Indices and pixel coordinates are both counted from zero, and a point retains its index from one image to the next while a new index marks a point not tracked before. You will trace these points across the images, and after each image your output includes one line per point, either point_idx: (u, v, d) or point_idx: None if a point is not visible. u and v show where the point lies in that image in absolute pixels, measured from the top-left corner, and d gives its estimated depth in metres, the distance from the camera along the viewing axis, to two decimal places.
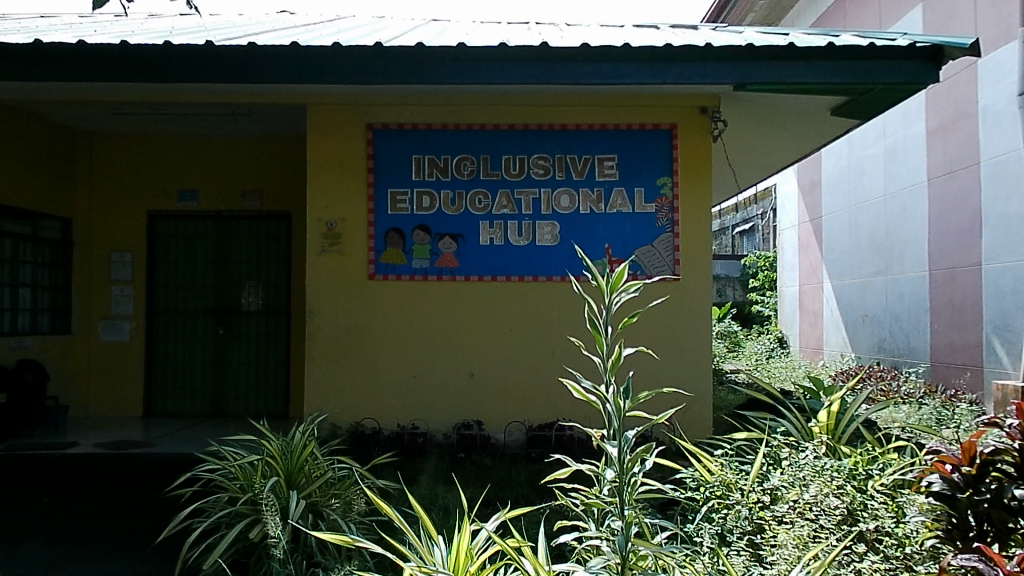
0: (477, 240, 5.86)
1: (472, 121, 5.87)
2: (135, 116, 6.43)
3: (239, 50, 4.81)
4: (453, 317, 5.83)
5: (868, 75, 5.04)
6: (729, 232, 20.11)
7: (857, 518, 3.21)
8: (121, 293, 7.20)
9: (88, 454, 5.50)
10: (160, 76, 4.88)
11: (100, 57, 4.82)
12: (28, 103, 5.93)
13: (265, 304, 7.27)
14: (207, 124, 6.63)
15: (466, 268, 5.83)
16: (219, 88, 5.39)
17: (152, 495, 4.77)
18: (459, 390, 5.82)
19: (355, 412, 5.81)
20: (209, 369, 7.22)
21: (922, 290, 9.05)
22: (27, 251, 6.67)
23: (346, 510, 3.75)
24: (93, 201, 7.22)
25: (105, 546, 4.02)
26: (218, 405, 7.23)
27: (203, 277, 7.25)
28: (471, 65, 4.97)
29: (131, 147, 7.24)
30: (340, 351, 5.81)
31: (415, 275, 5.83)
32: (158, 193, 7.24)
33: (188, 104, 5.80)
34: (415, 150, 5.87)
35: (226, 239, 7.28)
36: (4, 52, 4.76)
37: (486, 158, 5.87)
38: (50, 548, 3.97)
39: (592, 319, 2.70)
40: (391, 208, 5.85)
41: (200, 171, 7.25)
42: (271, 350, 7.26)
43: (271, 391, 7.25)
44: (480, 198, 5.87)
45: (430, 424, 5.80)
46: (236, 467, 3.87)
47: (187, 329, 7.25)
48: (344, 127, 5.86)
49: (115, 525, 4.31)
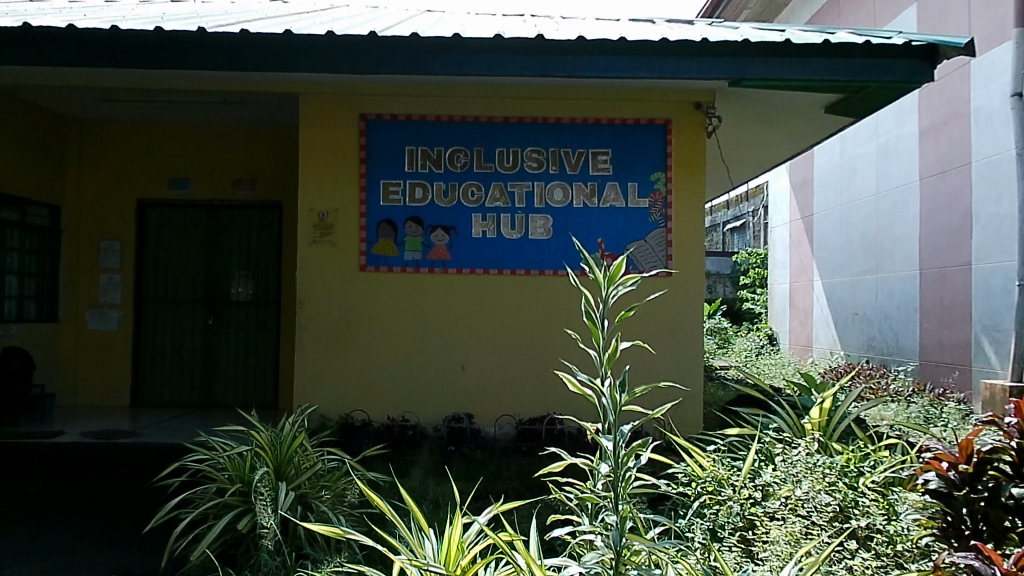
0: (470, 232, 5.82)
1: (467, 113, 5.83)
2: (125, 103, 6.36)
3: (231, 37, 4.74)
4: (446, 310, 5.80)
5: (865, 73, 5.03)
6: (721, 229, 20.17)
7: (848, 515, 3.21)
8: (109, 281, 7.13)
9: (75, 444, 5.44)
10: (152, 62, 4.81)
11: (91, 41, 4.75)
12: (15, 87, 5.83)
13: (255, 295, 7.22)
14: (198, 111, 6.56)
15: (458, 260, 5.80)
16: (210, 75, 5.33)
17: (141, 485, 4.73)
18: (449, 382, 5.80)
19: (344, 403, 5.77)
20: (198, 359, 7.17)
21: (911, 289, 9.09)
22: (15, 237, 6.58)
23: (336, 501, 3.72)
24: (82, 188, 7.14)
25: (94, 535, 3.98)
26: (207, 395, 7.18)
27: (193, 267, 7.19)
28: (466, 56, 4.93)
29: (122, 132, 7.15)
30: (331, 342, 5.77)
31: (408, 267, 5.79)
32: (149, 181, 7.15)
33: (181, 92, 5.74)
34: (409, 142, 5.82)
35: (217, 229, 7.23)
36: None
37: (480, 150, 5.83)
38: (36, 537, 3.93)
39: (588, 313, 2.64)
40: (383, 199, 5.81)
41: (191, 159, 7.18)
42: (261, 340, 7.21)
43: (260, 380, 7.20)
44: (473, 190, 5.83)
45: (420, 417, 5.77)
46: (225, 458, 3.80)
47: (176, 318, 7.20)
48: (338, 117, 5.80)
49: (104, 514, 4.26)
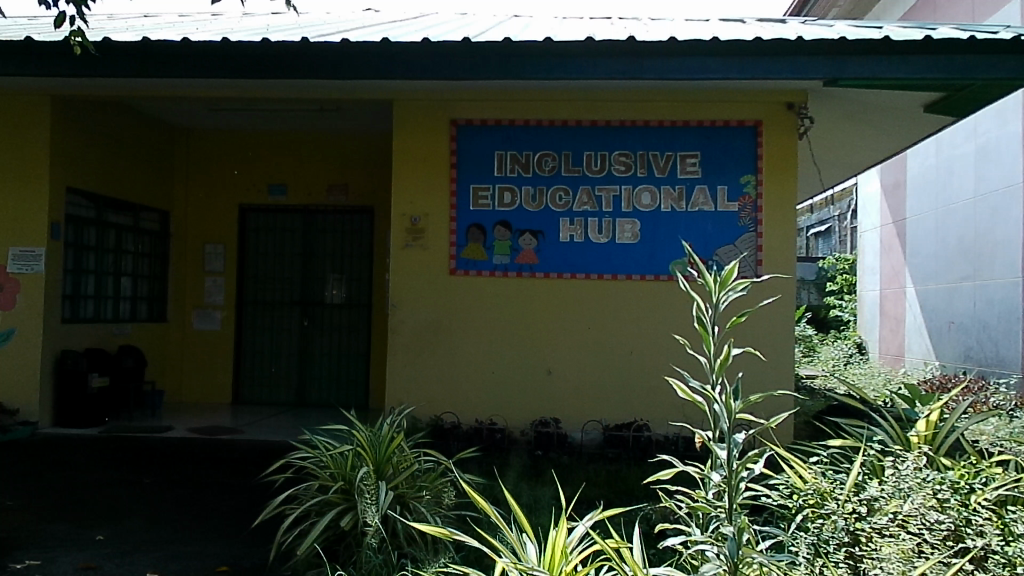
0: (558, 237, 5.82)
1: (556, 117, 5.84)
2: (227, 112, 6.61)
3: (333, 46, 4.88)
4: (535, 314, 5.82)
5: (970, 71, 4.82)
6: (805, 233, 19.67)
7: (962, 536, 3.09)
8: (213, 284, 7.41)
9: (183, 440, 5.68)
10: (258, 71, 4.99)
11: (203, 53, 4.96)
12: (128, 98, 6.12)
13: (348, 297, 7.38)
14: (294, 118, 6.77)
15: (546, 264, 5.82)
16: (310, 84, 5.49)
17: (246, 480, 4.90)
18: (537, 387, 5.81)
19: (435, 405, 5.85)
20: (294, 360, 7.39)
21: (1014, 297, 8.67)
22: (130, 241, 6.94)
23: (434, 503, 3.78)
24: (188, 194, 7.45)
25: (205, 527, 4.15)
26: (302, 395, 7.39)
27: (290, 270, 7.41)
28: (558, 61, 4.95)
29: (223, 140, 7.43)
30: (422, 344, 5.86)
31: (496, 271, 5.83)
32: (249, 187, 7.41)
33: (280, 101, 5.94)
34: (498, 146, 5.87)
35: (312, 233, 7.42)
36: (113, 50, 4.94)
37: (568, 154, 5.84)
38: (153, 527, 4.12)
39: (699, 318, 2.60)
40: (473, 204, 5.87)
41: (287, 165, 7.40)
42: (352, 342, 7.37)
43: (352, 382, 7.36)
44: (560, 195, 5.84)
45: (508, 421, 5.81)
46: (328, 456, 3.89)
47: (273, 320, 7.43)
48: (431, 122, 5.89)
49: (213, 508, 4.43)
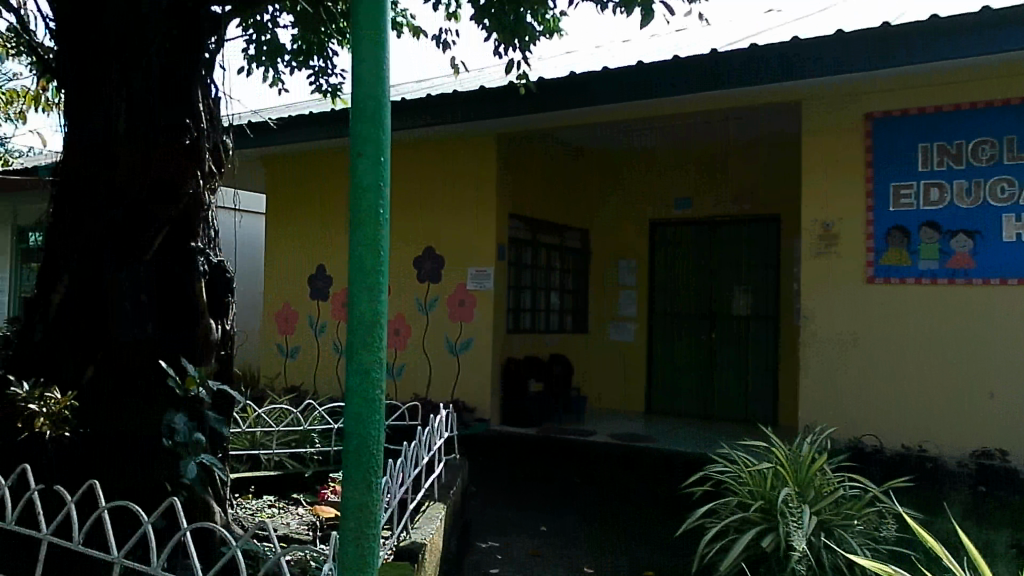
0: (1000, 236, 5.07)
1: (993, 97, 5.12)
2: (640, 132, 7.05)
3: (744, 52, 5.17)
4: (973, 328, 5.17)
5: None
6: None
7: None
8: (626, 297, 7.93)
9: (606, 445, 6.14)
10: (672, 86, 5.49)
11: (625, 75, 5.62)
12: (554, 130, 6.87)
13: (755, 309, 7.33)
14: (701, 132, 6.95)
15: (985, 268, 5.13)
16: (717, 95, 5.61)
17: (665, 494, 5.15)
18: (980, 412, 5.13)
19: (856, 425, 5.52)
20: (703, 372, 7.54)
21: None
22: (557, 258, 7.77)
23: (861, 535, 3.61)
24: (604, 213, 8.09)
25: (630, 534, 4.46)
26: (711, 409, 7.51)
27: (697, 282, 7.60)
28: (990, 32, 4.53)
29: (634, 159, 7.90)
30: (840, 354, 5.59)
31: (924, 277, 5.30)
32: (658, 202, 7.77)
33: (690, 115, 6.17)
34: (921, 139, 5.33)
35: (718, 244, 7.53)
36: (554, 86, 5.87)
37: (1011, 139, 5.06)
38: (584, 528, 4.56)
39: None
40: (892, 204, 5.42)
41: (691, 177, 7.60)
42: (761, 355, 7.28)
43: (760, 398, 7.27)
44: (1002, 186, 5.08)
45: (941, 447, 5.24)
46: (748, 473, 3.95)
47: (682, 331, 7.66)
48: (843, 124, 5.59)
49: (634, 517, 4.75)
